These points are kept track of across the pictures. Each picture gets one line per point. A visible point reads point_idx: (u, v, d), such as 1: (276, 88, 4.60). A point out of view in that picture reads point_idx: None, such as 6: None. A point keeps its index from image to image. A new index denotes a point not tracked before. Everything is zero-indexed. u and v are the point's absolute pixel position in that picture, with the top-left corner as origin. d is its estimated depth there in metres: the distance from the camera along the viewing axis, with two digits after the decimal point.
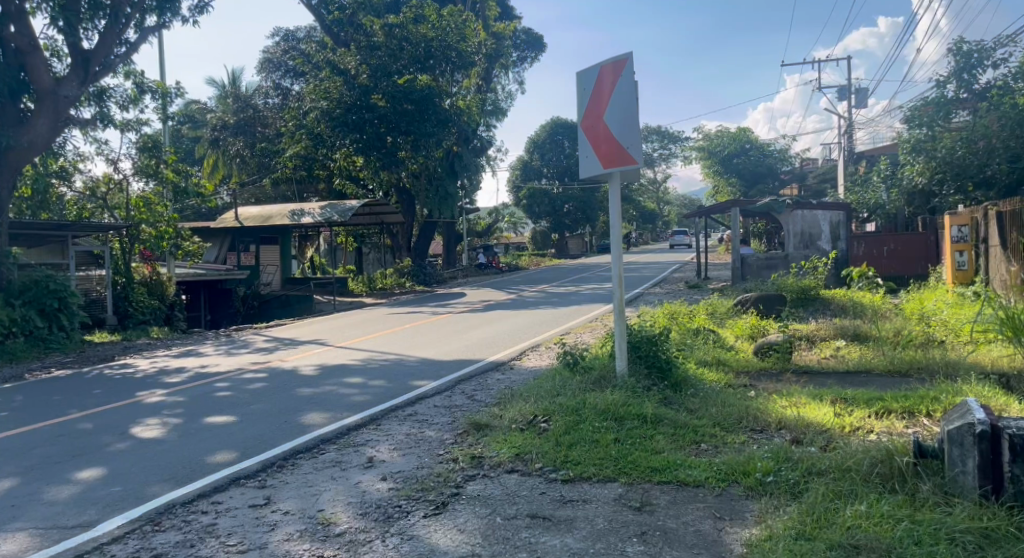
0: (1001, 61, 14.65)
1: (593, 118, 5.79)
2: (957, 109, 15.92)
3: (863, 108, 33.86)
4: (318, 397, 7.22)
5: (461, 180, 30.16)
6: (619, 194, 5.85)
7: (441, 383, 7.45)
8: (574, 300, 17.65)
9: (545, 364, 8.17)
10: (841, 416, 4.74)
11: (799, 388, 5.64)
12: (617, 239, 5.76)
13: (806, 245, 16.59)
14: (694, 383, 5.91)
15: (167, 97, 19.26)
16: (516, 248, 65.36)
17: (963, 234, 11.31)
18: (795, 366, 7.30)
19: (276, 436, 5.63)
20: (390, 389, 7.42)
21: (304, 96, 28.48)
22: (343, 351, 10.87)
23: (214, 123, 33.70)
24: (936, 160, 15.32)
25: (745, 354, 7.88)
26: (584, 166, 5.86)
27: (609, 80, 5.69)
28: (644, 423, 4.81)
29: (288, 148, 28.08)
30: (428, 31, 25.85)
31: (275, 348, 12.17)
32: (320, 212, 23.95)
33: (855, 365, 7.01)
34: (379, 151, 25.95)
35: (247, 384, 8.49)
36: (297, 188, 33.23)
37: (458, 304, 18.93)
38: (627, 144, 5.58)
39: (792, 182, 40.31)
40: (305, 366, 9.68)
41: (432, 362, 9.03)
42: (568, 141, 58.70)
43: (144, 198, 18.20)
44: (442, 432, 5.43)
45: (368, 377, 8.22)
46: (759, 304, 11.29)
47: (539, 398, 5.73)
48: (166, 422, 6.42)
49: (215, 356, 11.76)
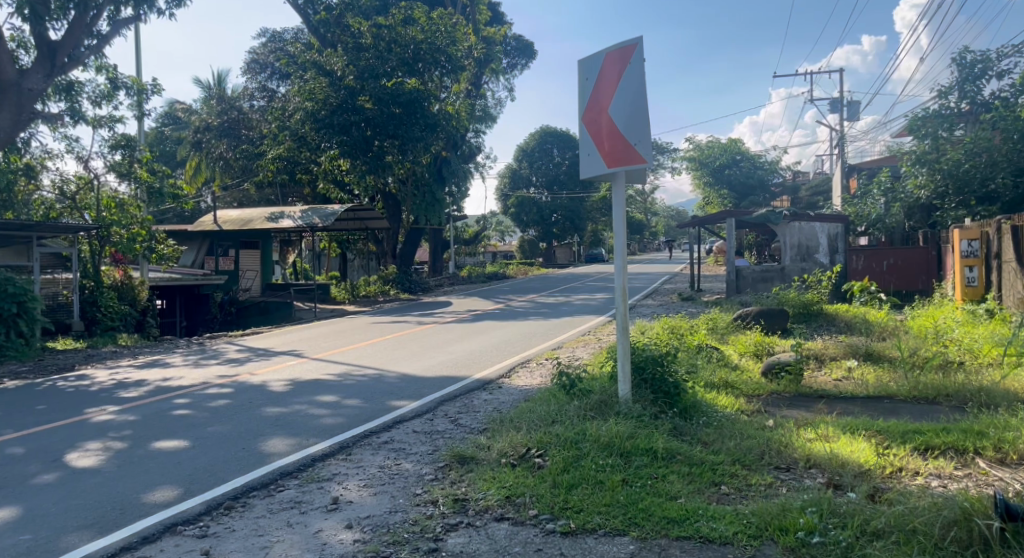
0: (1004, 73, 14.29)
1: (595, 111, 5.16)
2: (958, 122, 15.57)
3: (854, 122, 33.72)
4: (283, 419, 6.48)
5: (449, 186, 29.62)
6: (623, 196, 5.22)
7: (423, 403, 6.77)
8: (565, 310, 17.04)
9: (536, 383, 7.52)
10: (882, 454, 4.12)
11: (826, 418, 5.01)
12: (621, 246, 5.15)
13: (803, 257, 16.20)
14: (706, 410, 5.26)
15: (143, 93, 18.46)
16: (503, 256, 64.86)
17: (973, 249, 10.69)
18: (808, 389, 6.70)
19: (227, 468, 4.88)
20: (364, 410, 6.69)
21: (288, 97, 27.72)
22: (319, 365, 10.11)
23: (197, 125, 32.82)
24: (937, 172, 14.96)
25: (753, 375, 7.28)
26: (585, 164, 5.23)
27: (616, 70, 5.06)
28: (655, 460, 4.15)
29: (271, 151, 27.34)
30: (417, 34, 25.30)
31: (247, 360, 11.40)
32: (301, 216, 23.22)
33: (874, 389, 6.41)
34: (365, 155, 25.24)
35: (209, 401, 7.71)
36: (281, 192, 32.48)
37: (443, 313, 18.24)
38: (635, 140, 4.94)
39: (782, 195, 39.98)
40: (276, 380, 8.92)
41: (412, 379, 8.33)
42: (556, 151, 58.35)
43: (117, 199, 17.32)
44: (421, 465, 4.74)
45: (343, 396, 7.49)
46: (760, 319, 10.62)
47: (532, 426, 5.05)
48: (108, 447, 5.66)
49: (181, 368, 10.94)
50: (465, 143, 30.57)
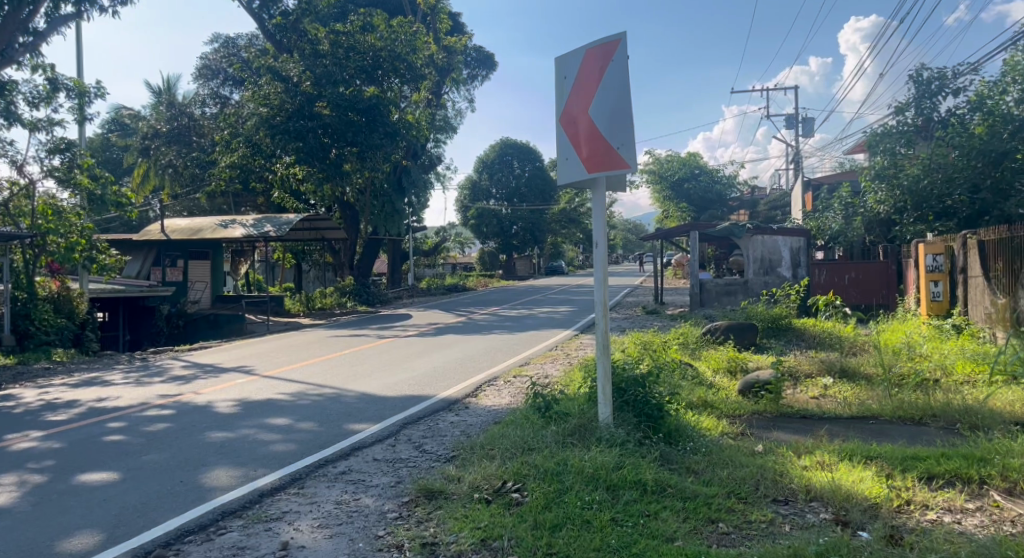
0: (959, 91, 14.61)
1: (573, 112, 4.81)
2: (915, 139, 15.85)
3: (808, 139, 34.53)
4: (230, 445, 5.86)
5: (409, 197, 29.13)
6: (603, 204, 4.86)
7: (384, 427, 6.25)
8: (529, 324, 16.66)
9: (505, 403, 7.08)
10: (888, 485, 3.84)
11: (819, 444, 4.74)
12: (601, 257, 4.79)
13: (766, 270, 16.65)
14: (692, 434, 4.92)
15: (86, 96, 17.42)
16: (462, 268, 64.22)
17: (938, 263, 10.80)
18: (789, 408, 6.46)
19: (160, 507, 4.26)
20: (320, 435, 6.12)
21: (241, 103, 26.75)
22: (271, 383, 9.44)
23: (144, 130, 31.46)
24: (896, 188, 15.19)
25: (730, 393, 7.02)
26: (563, 170, 4.86)
27: (597, 68, 4.71)
28: (645, 494, 3.76)
29: (223, 158, 26.35)
30: (377, 41, 24.75)
31: (193, 378, 10.63)
32: (255, 225, 22.35)
33: (857, 409, 6.20)
34: (323, 162, 24.49)
35: (147, 424, 7.00)
36: (233, 201, 31.38)
37: (404, 327, 17.63)
38: (618, 144, 4.59)
39: (740, 209, 40.59)
40: (223, 401, 8.23)
41: (372, 398, 7.76)
42: (516, 164, 58.37)
43: (55, 205, 16.23)
44: (383, 500, 4.24)
45: (297, 418, 6.90)
46: (730, 334, 10.44)
47: (506, 454, 4.61)
48: (25, 481, 4.96)
49: (119, 386, 10.11)
50: (425, 152, 30.28)
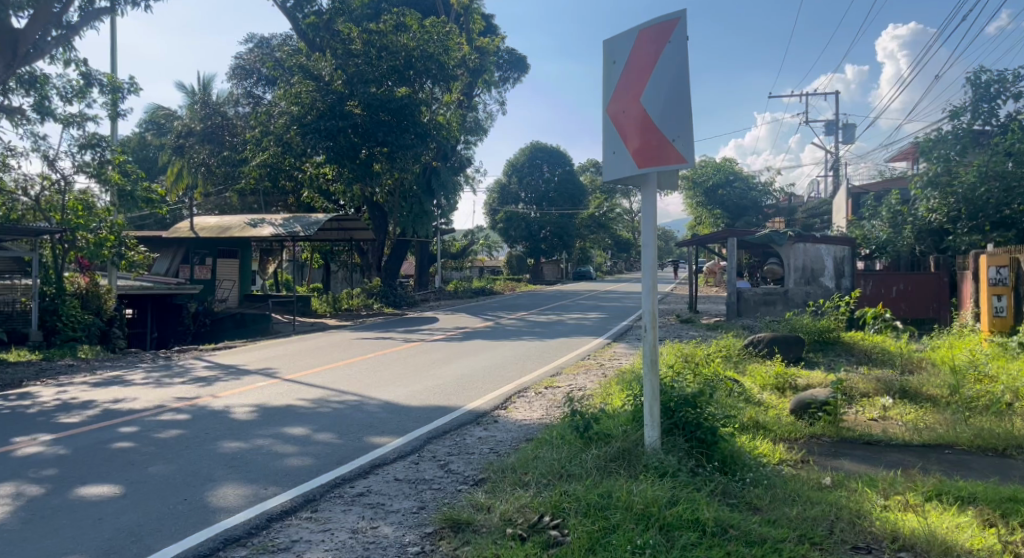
0: (1021, 93, 13.72)
1: (623, 101, 4.34)
2: (973, 144, 14.94)
3: (850, 145, 33.42)
4: (241, 458, 5.47)
5: (438, 199, 28.88)
6: (654, 202, 4.36)
7: (407, 441, 5.81)
8: (558, 330, 16.15)
9: (537, 417, 6.60)
10: (989, 535, 3.27)
11: (897, 478, 4.14)
12: (650, 259, 4.27)
13: (808, 280, 15.93)
14: (748, 462, 4.37)
15: (119, 92, 17.45)
16: (490, 271, 63.89)
17: (1001, 276, 9.96)
18: (850, 431, 5.85)
19: (158, 531, 3.86)
20: (339, 448, 5.71)
21: (273, 102, 26.76)
22: (292, 388, 9.09)
23: (179, 129, 31.74)
24: (950, 196, 14.36)
25: (781, 413, 6.43)
26: (611, 164, 4.39)
27: (652, 51, 4.22)
28: (704, 536, 3.21)
29: (255, 157, 26.40)
30: (409, 41, 24.51)
31: (213, 379, 10.37)
32: (283, 224, 22.26)
33: (927, 435, 5.57)
34: (352, 162, 24.32)
35: (160, 430, 6.67)
36: (264, 201, 31.51)
37: (431, 330, 17.24)
38: (673, 135, 4.08)
39: (776, 216, 39.43)
40: (241, 405, 7.90)
41: (395, 408, 7.34)
42: (546, 167, 58.00)
43: (86, 201, 16.16)
44: (403, 530, 3.78)
45: (315, 428, 6.50)
46: (774, 346, 9.81)
47: (541, 481, 4.11)
48: (22, 492, 4.63)
49: (138, 386, 9.89)
50: (455, 154, 30.16)
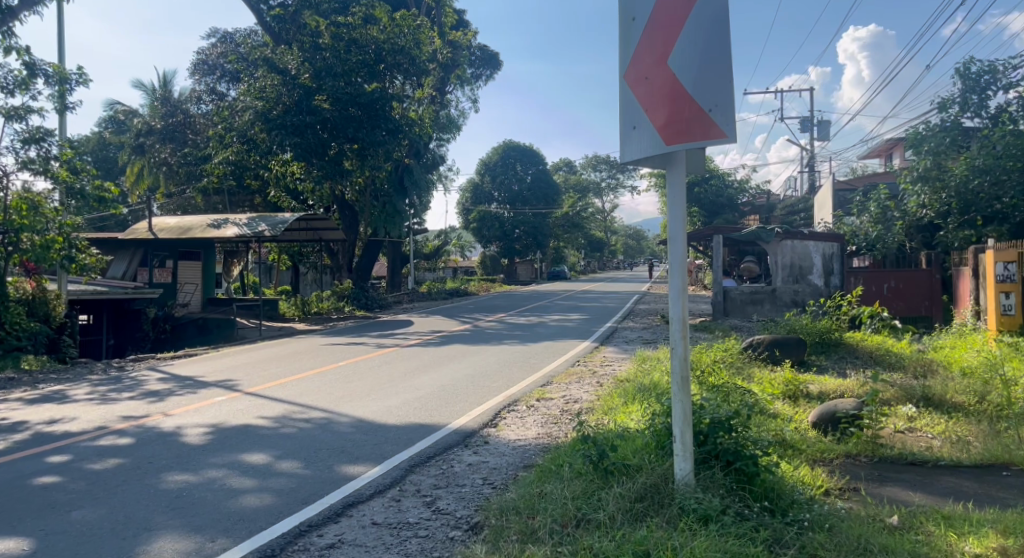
0: (1012, 85, 13.40)
1: (645, 64, 3.59)
2: (963, 137, 14.60)
3: (825, 142, 33.44)
4: (189, 496, 4.61)
5: (411, 197, 27.98)
6: (681, 186, 3.62)
7: (385, 472, 4.99)
8: (541, 333, 15.43)
9: (532, 436, 5.85)
10: None
11: (981, 518, 3.44)
12: (680, 255, 3.47)
13: (796, 278, 15.54)
14: (801, 500, 3.64)
15: (66, 83, 16.19)
16: (463, 272, 63.02)
17: (1010, 273, 9.44)
18: (888, 448, 5.18)
19: None
20: (305, 482, 4.87)
21: (236, 98, 25.49)
22: (255, 403, 8.20)
23: (138, 127, 30.21)
24: (941, 191, 14.01)
25: (803, 427, 5.76)
26: (630, 141, 3.65)
27: (684, 2, 3.50)
28: None
29: (217, 154, 25.11)
30: (379, 33, 23.52)
31: (166, 393, 9.37)
32: (247, 224, 21.14)
33: (977, 454, 4.93)
34: (321, 159, 23.30)
35: (98, 459, 5.75)
36: (229, 200, 30.21)
37: (406, 335, 16.36)
38: (709, 105, 3.37)
39: (752, 214, 39.39)
40: (194, 426, 6.99)
41: (370, 427, 6.52)
42: (519, 167, 57.35)
43: (30, 199, 14.78)
44: None
45: (280, 455, 5.65)
46: (773, 349, 9.22)
47: (555, 530, 3.36)
48: None
49: (81, 403, 8.86)
50: (428, 152, 29.27)
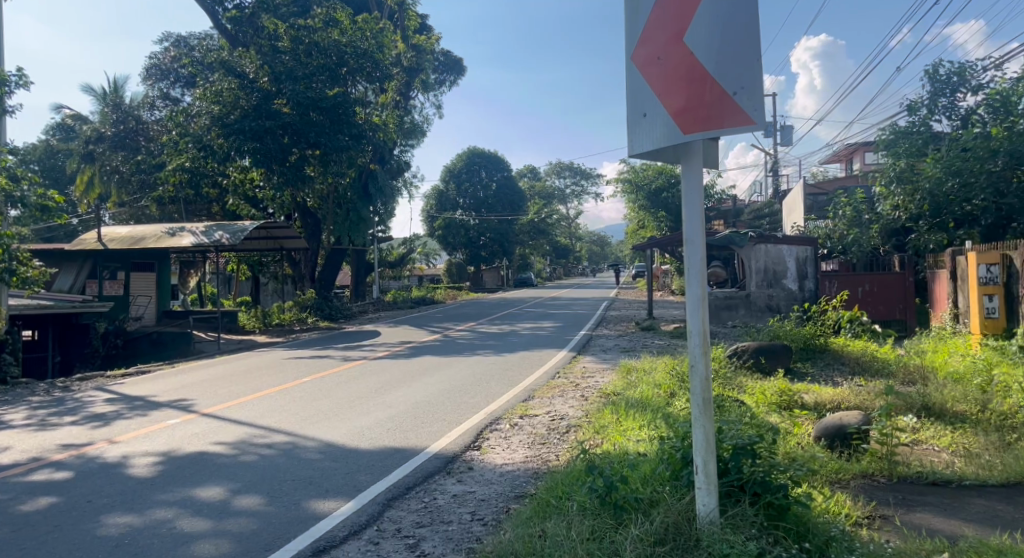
0: (980, 87, 13.53)
1: (657, 42, 3.16)
2: (932, 140, 14.70)
3: (788, 148, 33.87)
4: (131, 544, 3.97)
5: (376, 204, 27.27)
6: (697, 181, 3.17)
7: (359, 507, 4.43)
8: (515, 342, 14.95)
9: (519, 460, 5.37)
10: None
11: None
12: (700, 258, 3.00)
13: (770, 283, 15.42)
14: (842, 538, 3.21)
15: (5, 85, 15.12)
16: (429, 281, 62.18)
17: (993, 275, 9.34)
18: (903, 466, 4.83)
19: None
20: (268, 522, 4.27)
21: (191, 102, 24.46)
22: (212, 426, 7.50)
23: (87, 134, 28.78)
24: (913, 193, 14.03)
25: (805, 442, 5.41)
26: (640, 130, 3.20)
27: None
28: None
29: (172, 161, 23.98)
30: (341, 36, 22.85)
31: (113, 416, 8.56)
32: (205, 233, 20.22)
33: (1000, 471, 4.60)
34: (281, 165, 22.44)
35: (27, 499, 5.04)
36: (184, 209, 29.01)
37: (373, 346, 15.67)
38: (733, 89, 2.96)
39: (717, 219, 39.70)
40: (143, 455, 6.28)
41: (341, 452, 5.92)
42: (484, 174, 56.98)
43: None
44: None
45: (239, 488, 5.03)
46: (758, 356, 8.93)
47: None
48: None
49: (14, 430, 8.02)
50: (393, 158, 28.57)
